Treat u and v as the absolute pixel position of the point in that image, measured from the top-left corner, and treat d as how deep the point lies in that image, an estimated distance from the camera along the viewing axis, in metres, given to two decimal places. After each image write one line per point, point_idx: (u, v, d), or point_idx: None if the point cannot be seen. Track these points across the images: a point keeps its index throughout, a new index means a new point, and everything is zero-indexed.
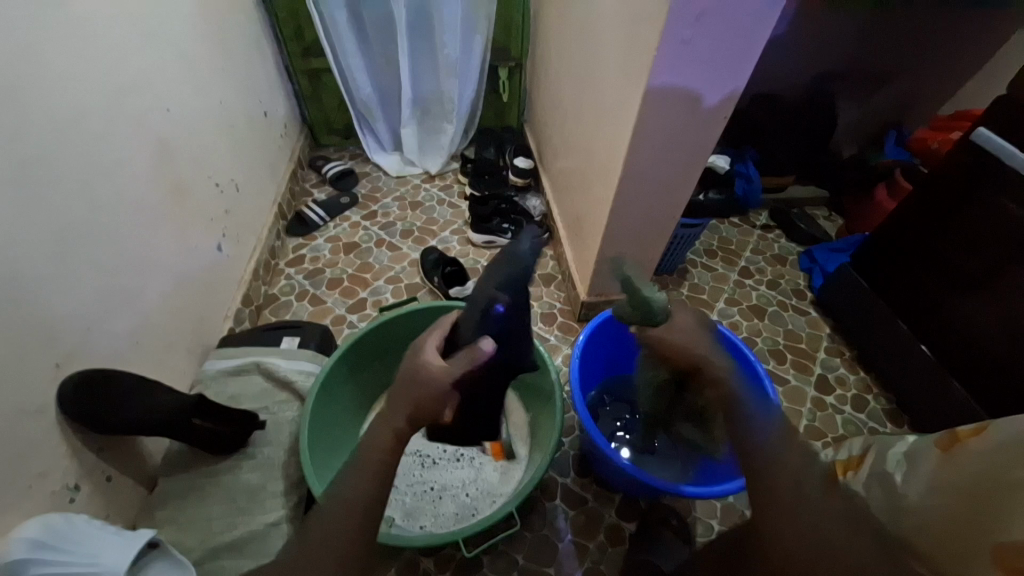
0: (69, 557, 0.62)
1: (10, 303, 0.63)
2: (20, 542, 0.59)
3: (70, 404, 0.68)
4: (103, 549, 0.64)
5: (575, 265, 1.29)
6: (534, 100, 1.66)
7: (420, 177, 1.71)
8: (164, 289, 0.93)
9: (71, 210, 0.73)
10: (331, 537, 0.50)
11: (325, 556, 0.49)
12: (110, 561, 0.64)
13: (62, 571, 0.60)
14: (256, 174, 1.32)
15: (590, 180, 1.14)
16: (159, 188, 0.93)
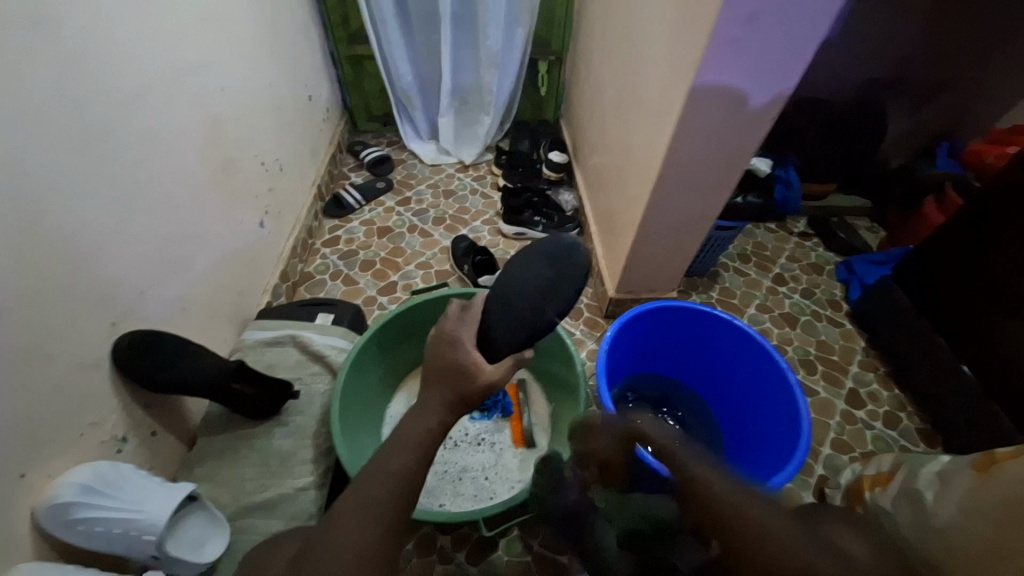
0: (115, 503, 0.65)
1: (73, 265, 0.67)
2: (70, 486, 0.63)
3: (122, 362, 0.73)
4: (148, 499, 0.68)
5: (605, 261, 1.29)
6: (573, 94, 1.66)
7: (454, 166, 1.73)
8: (211, 261, 0.97)
9: (131, 179, 0.77)
10: (363, 508, 0.53)
11: (356, 524, 0.52)
12: (154, 509, 0.67)
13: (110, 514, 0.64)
14: (299, 155, 1.36)
15: (626, 178, 1.14)
16: (211, 165, 0.97)
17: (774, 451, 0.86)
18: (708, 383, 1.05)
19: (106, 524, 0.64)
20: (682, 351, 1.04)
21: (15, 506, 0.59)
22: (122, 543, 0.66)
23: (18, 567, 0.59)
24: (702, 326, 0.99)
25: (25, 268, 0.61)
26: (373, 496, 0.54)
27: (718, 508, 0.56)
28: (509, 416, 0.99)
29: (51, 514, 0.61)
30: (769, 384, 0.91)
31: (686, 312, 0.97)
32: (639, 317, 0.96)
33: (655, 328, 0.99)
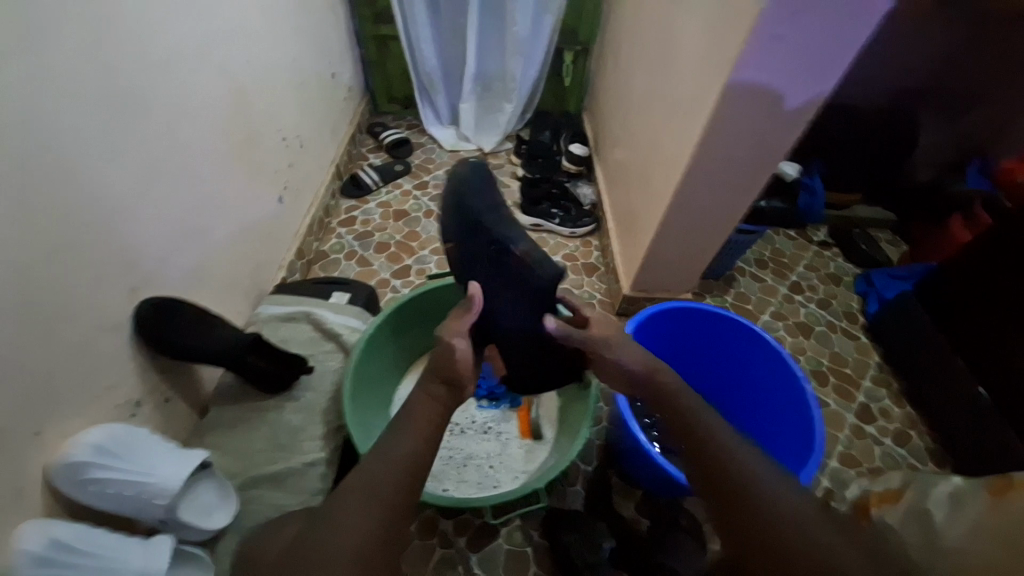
0: (126, 467, 0.65)
1: (98, 226, 0.68)
2: (84, 446, 0.64)
3: (143, 325, 0.74)
4: (159, 464, 0.68)
5: (621, 259, 1.28)
6: (598, 87, 1.64)
7: (473, 153, 1.71)
8: (230, 233, 0.97)
9: (156, 144, 0.77)
10: (370, 488, 0.53)
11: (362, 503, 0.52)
12: (165, 475, 0.68)
13: (120, 478, 0.64)
14: (320, 133, 1.35)
15: (650, 175, 1.12)
16: (235, 136, 0.97)
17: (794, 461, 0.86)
18: (724, 390, 1.04)
19: (119, 486, 0.65)
20: (698, 356, 1.03)
21: (31, 461, 0.60)
22: (132, 506, 0.66)
23: (22, 527, 0.58)
24: (720, 330, 0.98)
25: (49, 226, 0.61)
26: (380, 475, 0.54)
27: (721, 478, 0.58)
28: (518, 407, 0.99)
29: (65, 473, 0.62)
30: (785, 393, 0.91)
31: (705, 315, 0.97)
32: (658, 316, 0.96)
33: (669, 328, 0.99)
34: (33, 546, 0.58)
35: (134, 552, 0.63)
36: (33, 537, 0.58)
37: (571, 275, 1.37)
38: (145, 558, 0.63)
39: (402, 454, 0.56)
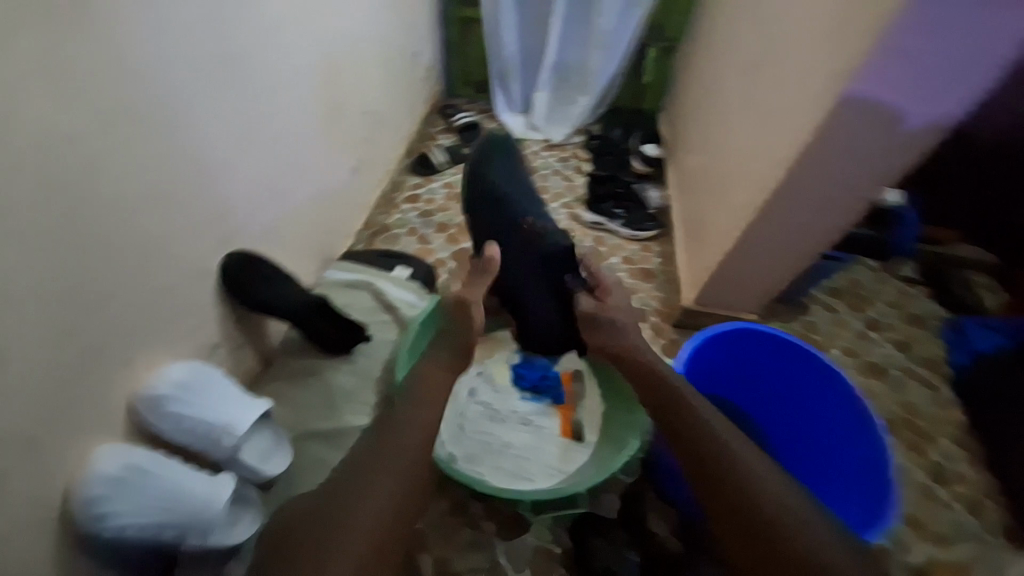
0: (198, 408, 0.70)
1: (200, 177, 0.72)
2: (168, 381, 0.69)
3: (229, 274, 0.79)
4: (228, 408, 0.72)
5: (686, 268, 1.25)
6: (681, 87, 1.57)
7: (541, 144, 1.69)
8: (309, 199, 1.02)
9: (255, 106, 0.81)
10: (378, 484, 0.59)
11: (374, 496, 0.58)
12: (233, 418, 0.72)
13: (194, 415, 0.69)
14: (398, 110, 1.38)
15: (731, 185, 1.07)
16: (325, 105, 1.01)
17: (861, 507, 0.81)
18: (779, 425, 0.99)
19: (193, 421, 0.69)
20: (755, 385, 0.99)
21: (121, 387, 0.65)
22: (201, 442, 0.70)
23: (102, 449, 0.63)
24: (783, 359, 0.95)
25: (159, 167, 0.65)
26: (385, 476, 0.60)
27: (750, 507, 0.60)
28: (559, 405, 0.99)
29: (147, 403, 0.67)
30: (850, 430, 0.87)
31: (771, 341, 0.94)
32: (722, 337, 0.93)
33: (731, 353, 0.95)
34: (110, 468, 0.62)
35: (200, 482, 0.66)
36: (111, 458, 0.62)
37: (629, 279, 1.33)
38: (208, 491, 0.66)
39: (407, 458, 0.62)
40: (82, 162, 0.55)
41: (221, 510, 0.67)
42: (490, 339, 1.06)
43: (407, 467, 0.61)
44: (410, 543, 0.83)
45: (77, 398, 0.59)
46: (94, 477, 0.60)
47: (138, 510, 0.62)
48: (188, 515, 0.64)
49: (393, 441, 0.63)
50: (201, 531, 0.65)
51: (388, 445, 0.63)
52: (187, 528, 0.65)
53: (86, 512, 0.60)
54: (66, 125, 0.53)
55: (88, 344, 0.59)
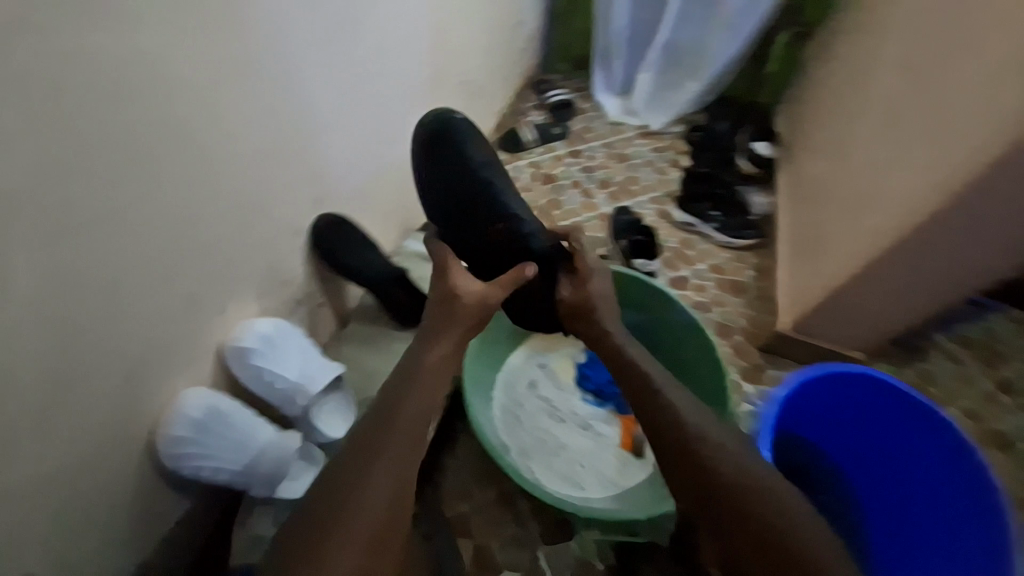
0: (276, 365, 0.71)
1: (304, 136, 0.73)
2: (254, 334, 0.71)
3: (321, 236, 0.81)
4: (306, 366, 0.74)
5: (787, 291, 1.14)
6: (814, 83, 1.38)
7: (637, 130, 1.57)
8: (402, 168, 1.02)
9: (365, 69, 0.81)
10: (371, 479, 0.57)
11: (365, 493, 0.56)
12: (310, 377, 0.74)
13: (273, 371, 0.71)
14: (494, 81, 1.33)
15: (867, 205, 0.95)
16: (428, 72, 0.99)
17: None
18: (867, 473, 0.89)
19: (273, 376, 0.72)
20: (846, 428, 0.88)
21: (212, 333, 0.68)
22: (277, 396, 0.73)
23: (189, 391, 0.66)
24: (885, 406, 0.84)
25: (270, 123, 0.66)
26: (376, 473, 0.58)
27: None
28: (622, 415, 0.93)
29: (234, 352, 0.69)
30: (962, 496, 0.77)
31: (876, 388, 0.83)
32: (821, 378, 0.82)
33: (822, 396, 0.85)
34: (193, 411, 0.65)
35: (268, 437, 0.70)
36: (198, 401, 0.66)
37: (716, 289, 1.22)
38: (276, 447, 0.70)
39: (394, 452, 0.59)
40: (198, 112, 0.56)
41: (285, 464, 0.70)
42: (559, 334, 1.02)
43: (396, 463, 0.59)
44: (452, 523, 0.83)
45: (173, 336, 0.63)
46: (179, 417, 0.64)
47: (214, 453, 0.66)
48: (254, 465, 0.68)
49: (381, 435, 0.60)
50: (264, 482, 0.69)
51: (375, 439, 0.59)
52: (253, 476, 0.69)
53: (168, 446, 0.64)
54: (188, 72, 0.54)
55: (185, 290, 0.62)
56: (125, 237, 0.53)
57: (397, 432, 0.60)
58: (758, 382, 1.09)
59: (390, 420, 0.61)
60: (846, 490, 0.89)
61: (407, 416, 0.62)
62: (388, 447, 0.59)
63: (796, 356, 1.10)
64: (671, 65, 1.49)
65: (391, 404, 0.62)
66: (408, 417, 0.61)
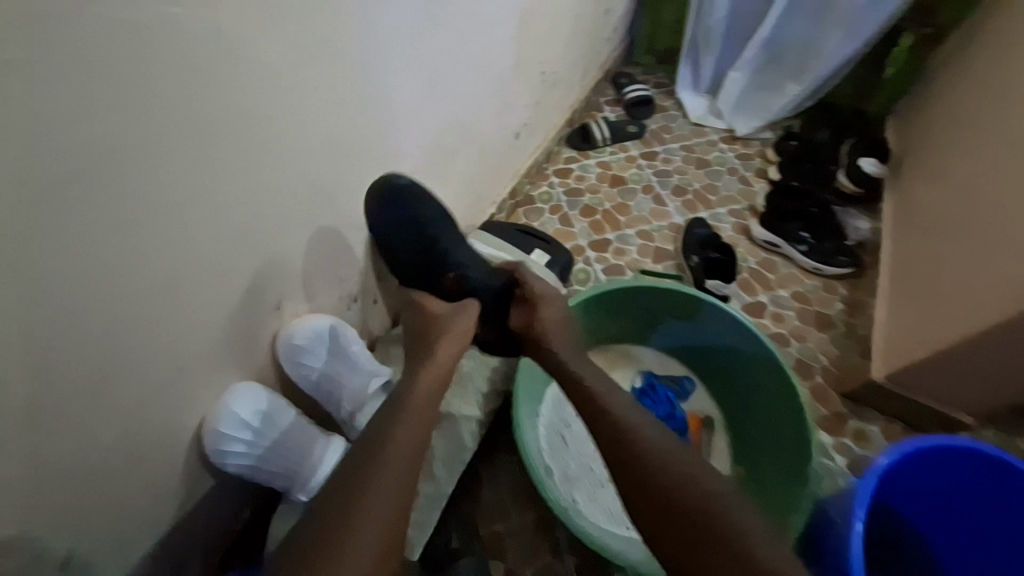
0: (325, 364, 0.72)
1: (377, 129, 0.70)
2: (309, 330, 0.69)
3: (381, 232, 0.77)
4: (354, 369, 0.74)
5: (884, 335, 1.01)
6: (938, 95, 1.19)
7: (722, 134, 1.44)
8: (469, 161, 0.97)
9: (445, 57, 0.76)
10: (381, 464, 0.55)
11: (377, 478, 0.54)
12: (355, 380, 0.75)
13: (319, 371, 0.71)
14: (572, 73, 1.24)
15: (1002, 247, 0.80)
16: (507, 62, 0.93)
17: None
18: (966, 558, 0.76)
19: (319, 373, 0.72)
20: (948, 509, 0.74)
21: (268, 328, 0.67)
22: (322, 392, 0.74)
23: (240, 385, 0.64)
24: (1006, 490, 0.70)
25: (341, 114, 0.63)
26: (387, 457, 0.56)
27: None
28: None
29: (286, 348, 0.68)
30: None
31: (991, 468, 0.69)
32: (927, 453, 0.70)
33: (916, 469, 0.71)
34: (245, 407, 0.63)
35: (307, 434, 0.70)
36: (250, 395, 0.64)
37: (796, 321, 1.09)
38: (315, 445, 0.70)
39: (403, 437, 0.58)
40: (274, 101, 0.54)
41: (322, 465, 0.70)
42: (615, 351, 0.98)
43: (409, 446, 0.58)
44: (487, 541, 0.80)
45: (234, 331, 0.61)
46: (230, 413, 0.62)
47: (256, 448, 0.65)
48: (294, 462, 0.68)
49: (389, 423, 0.59)
50: (299, 480, 0.69)
51: (384, 426, 0.59)
52: (290, 473, 0.69)
53: (213, 442, 0.62)
54: (268, 59, 0.51)
55: (245, 284, 0.60)
56: (195, 232, 0.51)
57: (406, 420, 0.60)
58: (838, 431, 0.97)
59: (400, 408, 0.60)
60: (934, 569, 0.77)
61: (416, 407, 0.61)
62: (395, 432, 0.58)
63: (884, 408, 0.97)
64: (771, 64, 1.33)
65: (397, 397, 0.62)
66: (417, 408, 0.61)
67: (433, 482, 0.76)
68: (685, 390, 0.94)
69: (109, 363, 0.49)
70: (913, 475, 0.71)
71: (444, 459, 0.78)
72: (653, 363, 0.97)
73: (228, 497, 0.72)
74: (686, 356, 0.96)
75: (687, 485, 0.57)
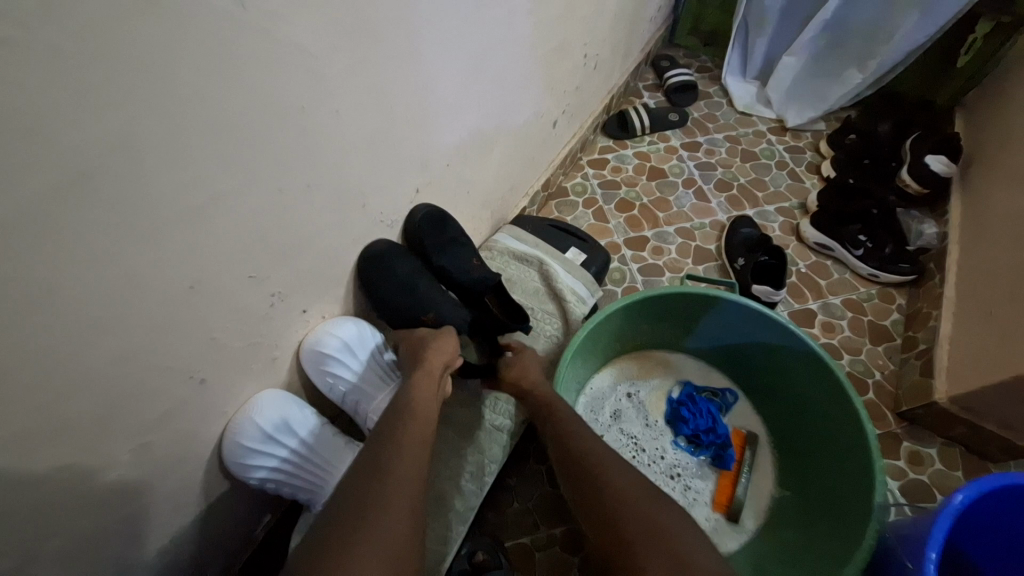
0: (349, 376, 0.68)
1: (412, 117, 0.65)
2: (335, 340, 0.66)
3: (415, 229, 0.75)
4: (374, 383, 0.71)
5: (953, 350, 0.90)
6: (1019, 83, 1.06)
7: (770, 125, 1.34)
8: (505, 152, 0.91)
9: (485, 38, 0.70)
10: (396, 454, 0.54)
11: (392, 467, 0.52)
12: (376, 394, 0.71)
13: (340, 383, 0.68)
14: (613, 55, 1.15)
15: None
16: (549, 44, 0.85)
17: None
18: None
19: (342, 385, 0.68)
20: None
21: (293, 332, 0.64)
22: (347, 404, 0.70)
23: (264, 394, 0.62)
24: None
25: (376, 102, 0.59)
26: (388, 454, 0.54)
27: None
28: (723, 468, 0.83)
29: (312, 354, 0.65)
30: None
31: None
32: (1008, 490, 0.61)
33: (986, 510, 0.63)
34: (268, 416, 0.61)
35: (328, 447, 0.67)
36: (270, 407, 0.62)
37: (848, 332, 1.02)
38: (336, 457, 0.67)
39: (412, 431, 0.57)
40: (302, 85, 0.49)
41: (329, 481, 0.67)
42: (652, 359, 0.92)
43: (418, 440, 0.57)
44: (514, 554, 0.77)
45: (256, 334, 0.58)
46: (253, 422, 0.60)
47: (282, 461, 0.63)
48: (319, 475, 0.66)
49: (396, 420, 0.58)
50: (322, 495, 0.66)
51: (394, 422, 0.58)
52: (314, 486, 0.66)
53: (235, 455, 0.59)
54: (298, 36, 0.46)
55: (272, 291, 0.58)
56: (217, 234, 0.48)
57: (418, 416, 0.60)
58: (892, 454, 0.90)
59: (406, 410, 0.60)
60: None
61: (421, 407, 0.61)
62: (403, 426, 0.57)
63: (944, 431, 0.90)
64: (832, 49, 1.23)
65: (392, 413, 0.60)
66: (411, 416, 0.60)
67: (460, 493, 0.73)
68: (727, 403, 0.88)
69: (128, 376, 0.46)
70: (982, 516, 0.63)
71: (473, 471, 0.75)
72: (693, 372, 0.92)
73: (254, 498, 0.71)
74: (727, 364, 0.90)
75: None
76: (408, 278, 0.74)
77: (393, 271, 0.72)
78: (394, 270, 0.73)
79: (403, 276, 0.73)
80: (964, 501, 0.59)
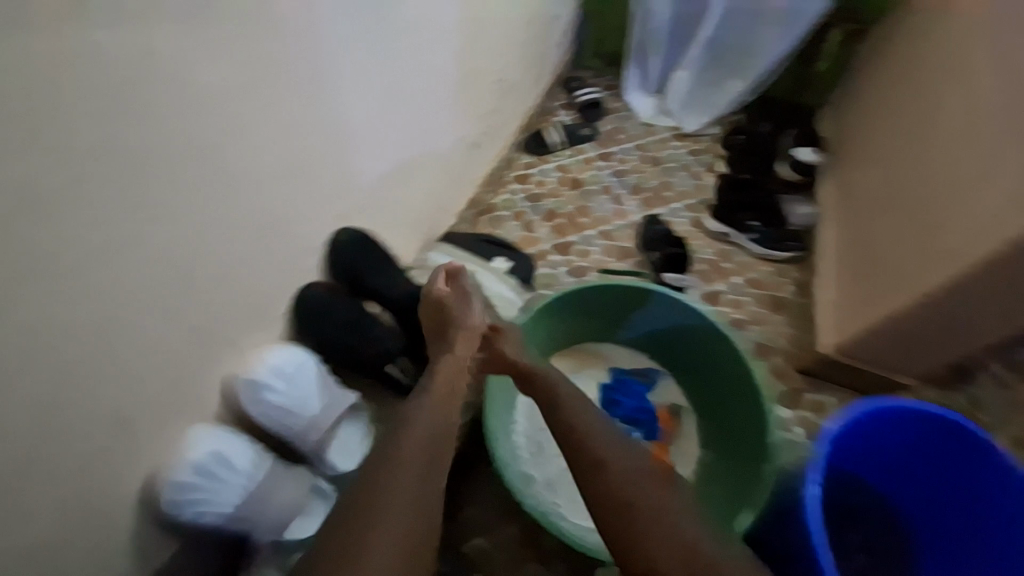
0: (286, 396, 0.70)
1: (330, 150, 0.70)
2: (266, 368, 0.69)
3: (343, 254, 0.79)
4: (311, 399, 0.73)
5: (833, 311, 1.04)
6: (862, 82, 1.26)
7: (672, 132, 1.49)
8: (429, 175, 0.97)
9: (397, 74, 0.77)
10: None
11: None
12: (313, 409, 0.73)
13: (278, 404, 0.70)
14: (523, 81, 1.26)
15: (937, 227, 0.83)
16: (457, 74, 0.93)
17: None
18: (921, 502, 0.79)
19: (280, 412, 0.70)
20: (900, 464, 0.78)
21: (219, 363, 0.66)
22: (282, 430, 0.71)
23: (194, 430, 0.64)
24: (932, 440, 0.74)
25: (291, 138, 0.63)
26: None
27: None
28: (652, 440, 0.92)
29: (244, 384, 0.68)
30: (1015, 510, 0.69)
31: (932, 425, 0.73)
32: (876, 413, 0.72)
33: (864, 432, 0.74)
34: (200, 451, 0.63)
35: (278, 473, 0.69)
36: (200, 445, 0.63)
37: (753, 306, 1.15)
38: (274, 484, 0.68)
39: None
40: (215, 127, 0.53)
41: (270, 511, 0.67)
42: (586, 351, 1.00)
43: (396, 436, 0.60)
44: (473, 552, 0.81)
45: (179, 369, 0.60)
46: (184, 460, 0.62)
47: (225, 495, 0.64)
48: (270, 503, 0.67)
49: None
50: (263, 524, 0.67)
51: None
52: (255, 518, 0.67)
53: (170, 493, 0.61)
54: (205, 82, 0.51)
55: (193, 324, 0.59)
56: (129, 272, 0.50)
57: None
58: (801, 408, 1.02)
59: None
60: (898, 514, 0.81)
61: None
62: None
63: (838, 381, 1.03)
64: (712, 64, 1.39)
65: None
66: None
67: None
68: (654, 382, 0.97)
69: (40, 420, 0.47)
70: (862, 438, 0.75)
71: None
72: (624, 359, 0.99)
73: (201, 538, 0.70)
74: (652, 347, 0.98)
75: (639, 473, 0.57)
76: (335, 311, 0.79)
77: (325, 303, 0.78)
78: (329, 306, 0.79)
79: (332, 313, 0.79)
80: (839, 427, 0.71)
